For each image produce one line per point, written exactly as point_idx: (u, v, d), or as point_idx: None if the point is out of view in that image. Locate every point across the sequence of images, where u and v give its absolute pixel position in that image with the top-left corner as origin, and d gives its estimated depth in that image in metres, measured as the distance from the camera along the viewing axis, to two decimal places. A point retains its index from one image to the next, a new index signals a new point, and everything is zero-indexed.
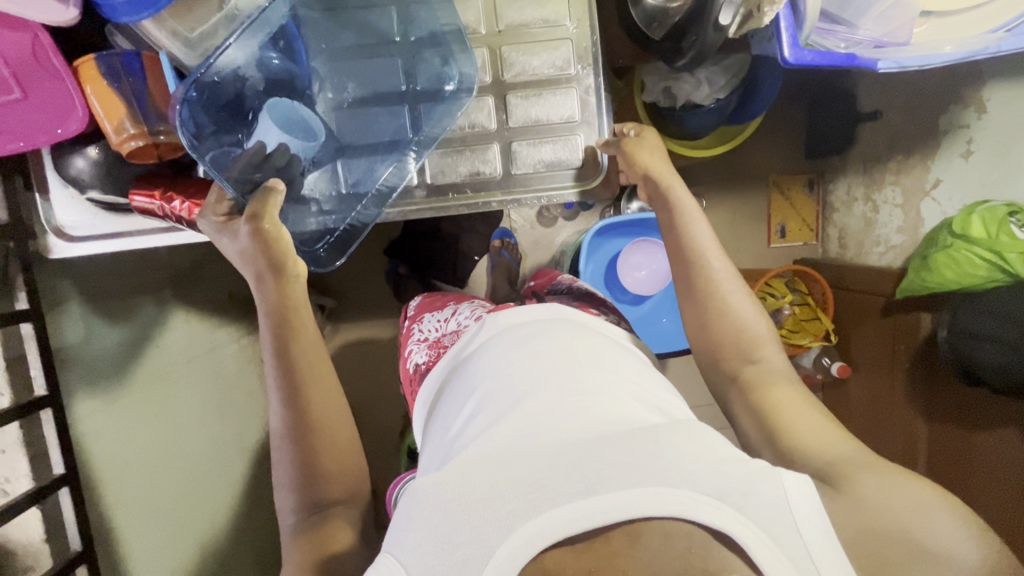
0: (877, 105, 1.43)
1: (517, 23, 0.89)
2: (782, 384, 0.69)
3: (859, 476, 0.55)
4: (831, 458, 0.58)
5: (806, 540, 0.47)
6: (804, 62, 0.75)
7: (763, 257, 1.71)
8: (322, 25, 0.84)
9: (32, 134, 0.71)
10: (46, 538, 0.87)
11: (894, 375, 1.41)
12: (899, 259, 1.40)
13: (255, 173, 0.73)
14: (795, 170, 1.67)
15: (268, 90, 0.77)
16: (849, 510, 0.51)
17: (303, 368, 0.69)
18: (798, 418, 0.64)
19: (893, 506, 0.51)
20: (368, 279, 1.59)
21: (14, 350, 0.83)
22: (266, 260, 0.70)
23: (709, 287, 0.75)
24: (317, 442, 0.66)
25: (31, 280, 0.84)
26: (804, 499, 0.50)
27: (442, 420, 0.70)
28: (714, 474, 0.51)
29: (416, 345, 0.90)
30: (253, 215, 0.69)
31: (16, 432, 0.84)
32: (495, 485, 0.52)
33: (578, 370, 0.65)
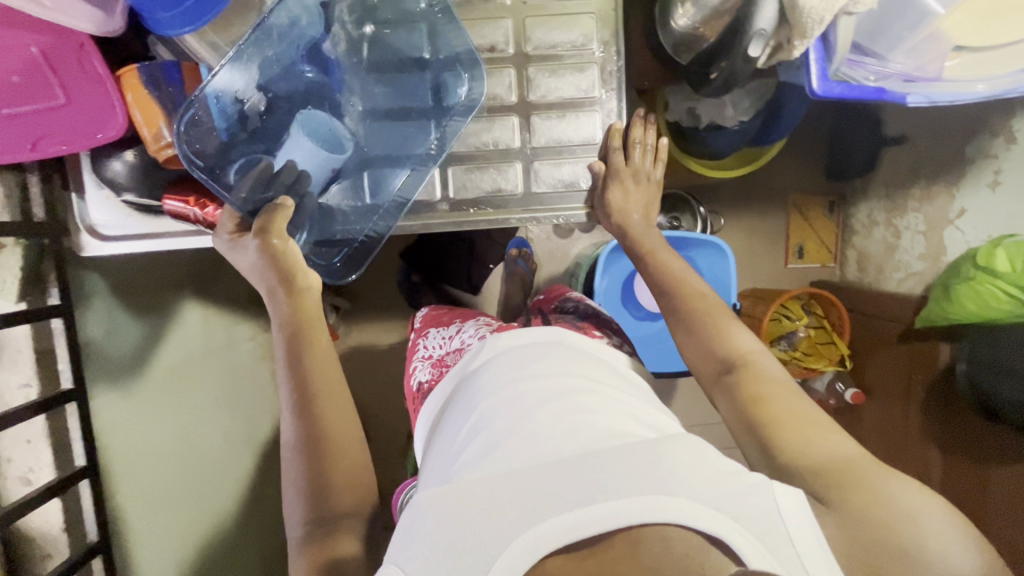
0: (902, 129, 1.43)
1: (544, 45, 0.89)
2: (767, 378, 0.67)
3: (855, 494, 0.54)
4: (832, 467, 0.57)
5: (798, 549, 0.50)
6: (832, 94, 0.75)
7: (778, 276, 1.70)
8: (363, 38, 0.86)
9: (74, 139, 0.72)
10: (65, 529, 0.90)
11: (908, 403, 1.40)
12: (919, 286, 1.38)
13: (264, 192, 0.78)
14: (817, 192, 1.66)
15: (269, 109, 0.81)
16: (843, 531, 0.52)
17: (314, 376, 0.69)
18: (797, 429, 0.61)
19: (889, 524, 0.52)
20: (384, 283, 1.60)
21: (45, 346, 0.86)
22: (277, 273, 0.74)
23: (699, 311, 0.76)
24: (325, 450, 0.65)
25: (63, 277, 0.87)
26: (795, 505, 0.53)
27: (440, 435, 0.69)
28: (709, 483, 0.53)
29: (421, 362, 0.91)
30: (263, 230, 0.74)
31: (41, 424, 0.87)
32: (497, 494, 0.53)
33: (578, 389, 0.65)
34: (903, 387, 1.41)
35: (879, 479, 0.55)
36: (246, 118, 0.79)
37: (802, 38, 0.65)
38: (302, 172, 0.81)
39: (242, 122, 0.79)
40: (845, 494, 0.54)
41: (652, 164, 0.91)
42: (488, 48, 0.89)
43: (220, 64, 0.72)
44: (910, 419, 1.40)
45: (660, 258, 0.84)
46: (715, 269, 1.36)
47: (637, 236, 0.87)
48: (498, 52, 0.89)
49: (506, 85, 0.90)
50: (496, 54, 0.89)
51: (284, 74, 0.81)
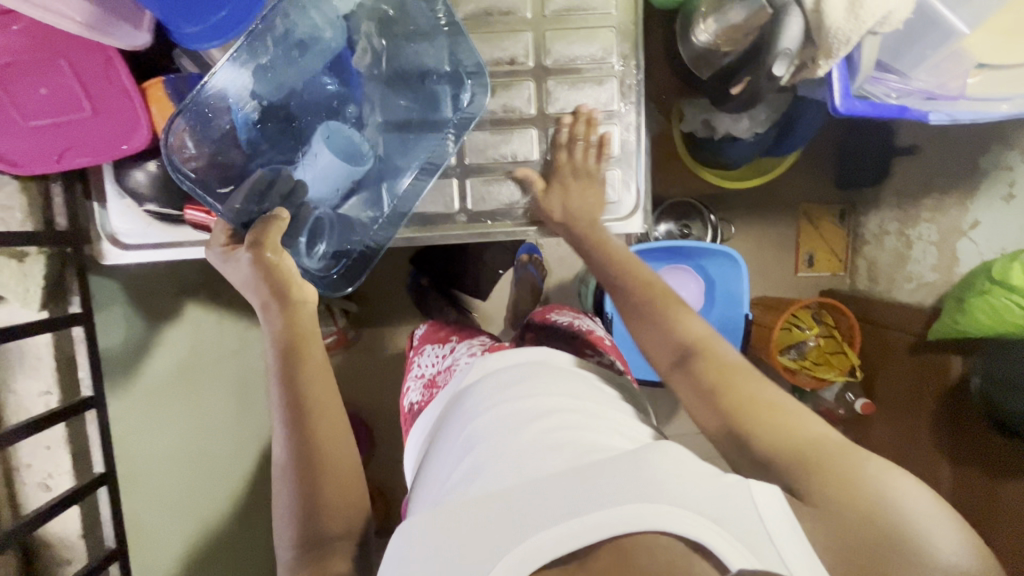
0: (915, 139, 1.43)
1: (564, 58, 0.89)
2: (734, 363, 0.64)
3: (832, 482, 0.52)
4: (806, 455, 0.55)
5: (778, 547, 0.49)
6: (855, 113, 0.74)
7: (787, 284, 1.69)
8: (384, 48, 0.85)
9: (100, 150, 0.73)
10: (82, 535, 0.91)
11: (919, 415, 1.39)
12: (930, 297, 1.38)
13: (258, 202, 0.77)
14: (824, 201, 1.64)
15: (270, 119, 0.81)
16: (824, 524, 0.50)
17: (308, 394, 0.67)
18: (766, 414, 0.58)
19: (872, 513, 0.49)
20: (392, 287, 1.60)
21: (66, 353, 0.87)
22: (270, 288, 0.71)
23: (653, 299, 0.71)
24: (320, 471, 0.64)
25: (83, 286, 0.88)
26: (772, 508, 0.52)
27: (433, 459, 0.69)
28: (691, 488, 0.53)
29: (413, 381, 0.92)
30: (254, 242, 0.71)
31: (62, 430, 0.88)
32: (484, 517, 0.53)
33: (565, 406, 0.65)
34: (914, 399, 1.41)
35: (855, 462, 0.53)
36: (263, 128, 0.81)
37: (827, 57, 0.66)
38: (297, 181, 0.81)
39: (234, 135, 0.78)
40: (820, 484, 0.52)
41: (595, 163, 0.87)
42: (507, 61, 0.89)
43: (209, 72, 0.72)
44: (920, 431, 1.39)
45: (609, 245, 0.79)
46: (727, 281, 1.35)
47: (583, 231, 0.82)
48: (518, 64, 0.89)
49: (525, 98, 0.90)
50: (516, 66, 0.89)
51: (308, 88, 0.83)
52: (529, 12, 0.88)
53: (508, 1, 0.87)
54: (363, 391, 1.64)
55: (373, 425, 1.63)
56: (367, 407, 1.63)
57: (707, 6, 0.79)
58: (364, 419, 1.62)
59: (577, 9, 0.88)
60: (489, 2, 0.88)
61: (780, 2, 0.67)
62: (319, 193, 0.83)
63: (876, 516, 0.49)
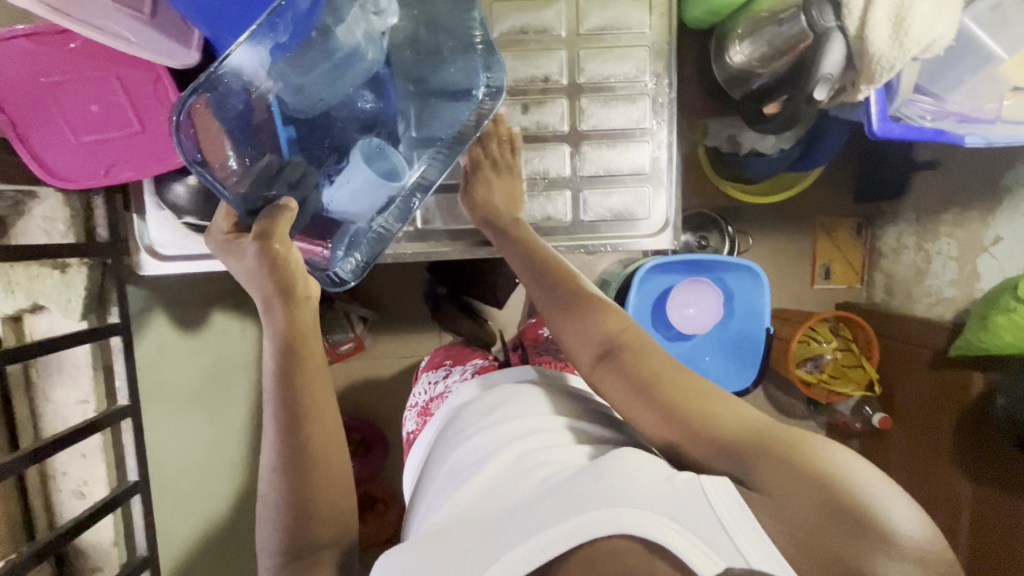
0: (934, 155, 1.39)
1: (598, 76, 0.90)
2: (658, 352, 0.65)
3: (774, 462, 0.51)
4: (746, 440, 0.54)
5: (733, 538, 0.47)
6: (892, 136, 0.74)
7: (804, 297, 1.65)
8: (412, 63, 0.85)
9: (145, 165, 0.75)
10: (115, 543, 0.93)
11: (940, 431, 1.37)
12: (950, 313, 1.35)
13: (267, 190, 0.77)
14: (841, 214, 1.62)
15: (308, 130, 0.80)
16: (773, 509, 0.48)
17: (305, 396, 0.67)
18: (703, 405, 0.59)
19: (813, 494, 0.47)
20: (407, 296, 1.60)
21: (104, 362, 0.89)
22: (275, 284, 0.70)
23: (580, 293, 0.72)
24: (310, 474, 0.65)
25: (122, 296, 0.89)
26: (727, 502, 0.49)
27: (426, 492, 0.72)
28: (652, 488, 0.52)
29: (409, 412, 0.96)
30: (263, 233, 0.71)
31: (98, 439, 0.90)
32: (459, 539, 0.55)
33: (541, 429, 0.67)
34: (931, 413, 1.39)
35: (796, 438, 0.52)
36: (301, 141, 0.80)
37: (868, 83, 0.67)
38: (305, 170, 0.81)
39: (241, 116, 0.73)
40: (761, 465, 0.51)
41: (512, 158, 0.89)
42: (541, 79, 0.90)
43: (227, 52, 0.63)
44: (940, 449, 1.37)
45: (539, 243, 0.80)
46: (748, 296, 1.32)
47: (505, 224, 0.84)
48: (553, 83, 0.90)
49: (559, 115, 0.91)
50: (550, 84, 0.90)
51: (343, 107, 0.82)
52: (563, 31, 0.89)
53: (543, 19, 0.88)
54: (379, 400, 1.64)
55: (388, 433, 1.64)
56: (383, 415, 1.63)
57: (743, 28, 0.82)
58: (380, 427, 1.62)
59: (611, 27, 0.89)
60: (524, 21, 0.89)
61: (823, 27, 0.66)
62: (346, 207, 0.83)
63: (822, 489, 0.47)
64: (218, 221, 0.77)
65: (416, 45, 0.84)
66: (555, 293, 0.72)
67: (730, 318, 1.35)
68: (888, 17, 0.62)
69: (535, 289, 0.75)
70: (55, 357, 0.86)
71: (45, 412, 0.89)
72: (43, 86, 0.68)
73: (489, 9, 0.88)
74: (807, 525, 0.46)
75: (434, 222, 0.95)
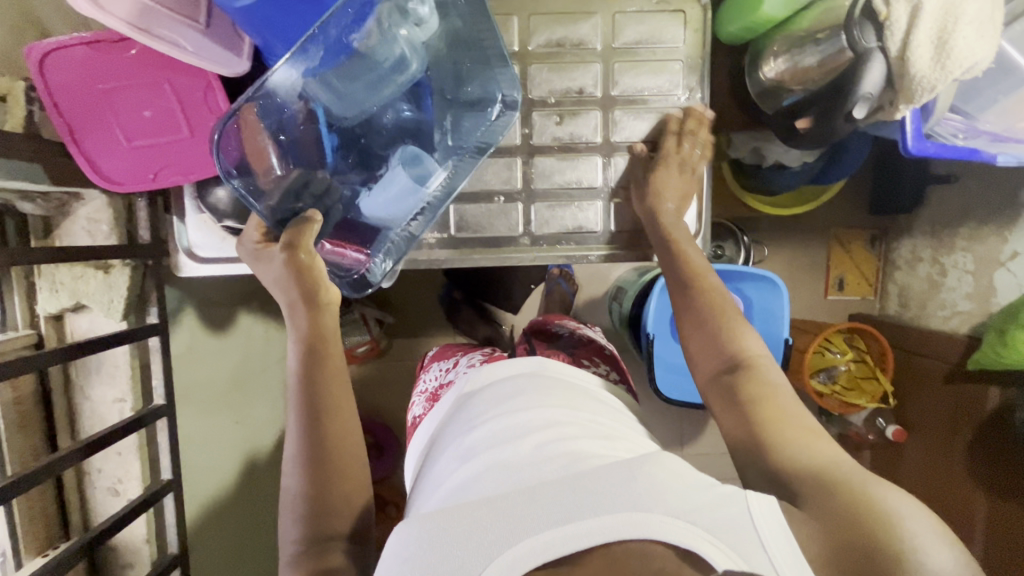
0: (951, 168, 1.36)
1: (631, 89, 0.92)
2: (779, 387, 0.68)
3: (832, 495, 0.54)
4: (816, 471, 0.58)
5: (770, 553, 0.49)
6: (926, 153, 0.77)
7: (818, 308, 1.64)
8: (449, 69, 0.83)
9: (190, 169, 0.76)
10: (147, 539, 0.96)
11: (951, 445, 1.36)
12: (966, 326, 1.34)
13: (295, 202, 0.79)
14: (855, 225, 1.60)
15: (346, 139, 0.81)
16: (818, 523, 0.52)
17: (325, 396, 0.69)
18: (784, 434, 0.63)
19: (863, 517, 0.51)
20: (423, 299, 1.60)
21: (142, 360, 0.92)
22: (300, 290, 0.74)
23: (716, 309, 0.75)
24: (330, 469, 0.66)
25: (161, 297, 0.92)
26: (770, 521, 0.52)
27: (431, 473, 0.70)
28: (692, 498, 0.54)
29: (418, 397, 0.95)
30: (288, 245, 0.74)
31: (134, 437, 0.93)
32: (477, 519, 0.53)
33: (561, 421, 0.67)
34: (948, 430, 1.36)
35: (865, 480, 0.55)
36: (343, 147, 0.81)
37: (908, 102, 0.71)
38: (331, 185, 0.81)
39: (284, 122, 0.75)
40: (818, 493, 0.55)
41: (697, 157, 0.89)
42: (576, 91, 0.92)
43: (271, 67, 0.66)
44: (955, 465, 1.35)
45: (685, 248, 0.82)
46: (769, 306, 1.31)
47: (667, 224, 0.85)
48: (587, 95, 0.92)
49: (592, 126, 0.92)
50: (584, 96, 0.92)
51: (385, 112, 0.82)
52: (599, 44, 0.90)
53: (579, 33, 0.90)
54: (392, 402, 1.64)
55: (401, 435, 1.65)
56: (397, 418, 1.64)
57: (779, 44, 0.85)
58: (394, 431, 1.62)
59: (645, 42, 0.90)
60: (560, 34, 0.90)
61: (864, 48, 0.70)
62: (381, 212, 0.84)
63: (875, 523, 0.50)
64: (250, 230, 0.81)
65: (456, 53, 0.82)
66: (693, 304, 0.76)
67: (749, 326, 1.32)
68: (931, 39, 0.66)
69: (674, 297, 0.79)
70: (95, 357, 0.90)
71: (83, 410, 0.93)
72: (99, 92, 0.70)
73: (527, 22, 0.89)
74: (846, 549, 0.50)
75: (467, 229, 0.94)
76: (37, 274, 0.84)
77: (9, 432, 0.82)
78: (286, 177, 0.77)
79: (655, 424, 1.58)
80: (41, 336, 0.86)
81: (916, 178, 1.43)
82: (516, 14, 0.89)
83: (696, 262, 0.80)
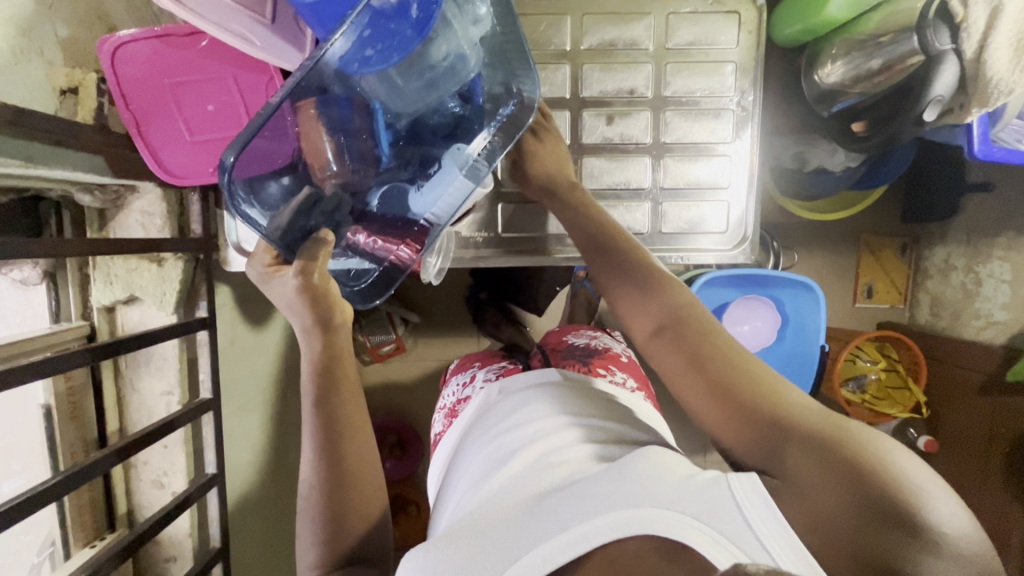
0: (988, 176, 1.33)
1: (683, 91, 0.91)
2: (728, 338, 0.62)
3: (818, 455, 0.47)
4: (790, 428, 0.51)
5: (759, 535, 0.45)
6: (993, 158, 0.78)
7: (847, 317, 1.61)
8: (499, 60, 0.79)
9: None
10: (191, 534, 0.97)
11: (987, 459, 1.32)
12: (1002, 337, 1.32)
13: (306, 219, 0.75)
14: (887, 232, 1.57)
15: (402, 142, 0.80)
16: (795, 498, 0.46)
17: (342, 417, 0.68)
18: (766, 394, 0.55)
19: (844, 484, 0.44)
20: (449, 299, 1.59)
21: (190, 355, 0.93)
22: (314, 315, 0.69)
23: (645, 267, 0.70)
24: (349, 487, 0.66)
25: (210, 291, 0.93)
26: (751, 496, 0.47)
27: (451, 488, 0.71)
28: (674, 489, 0.51)
29: (438, 414, 0.93)
30: (303, 268, 0.68)
31: (180, 431, 0.94)
32: (481, 540, 0.54)
33: (567, 428, 0.66)
34: (982, 442, 1.33)
35: (850, 433, 0.48)
36: (397, 147, 0.80)
37: (981, 105, 0.72)
38: (342, 198, 0.78)
39: (343, 122, 0.74)
40: (794, 458, 0.49)
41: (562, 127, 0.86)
42: (627, 92, 0.91)
43: (323, 47, 0.63)
44: (988, 479, 1.31)
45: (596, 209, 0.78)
46: (803, 311, 1.28)
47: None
48: (638, 96, 0.91)
49: (641, 127, 0.92)
50: (635, 97, 0.91)
51: (434, 112, 0.80)
52: (652, 45, 0.90)
53: (632, 34, 0.90)
54: (415, 402, 1.63)
55: (423, 437, 1.64)
56: (421, 417, 1.63)
57: (838, 48, 0.85)
58: (417, 430, 1.62)
59: (699, 43, 0.90)
60: (614, 35, 0.90)
61: (936, 49, 0.71)
62: (426, 209, 0.81)
63: (859, 488, 0.43)
64: (258, 254, 0.74)
65: (500, 51, 0.78)
66: (618, 264, 0.70)
67: (781, 341, 1.30)
68: (1009, 42, 0.66)
69: (593, 259, 0.73)
70: (144, 350, 0.90)
71: (131, 403, 0.93)
72: (166, 85, 0.72)
73: (580, 22, 0.89)
74: (825, 525, 0.44)
75: (513, 230, 0.95)
76: (91, 266, 0.85)
77: (61, 422, 0.84)
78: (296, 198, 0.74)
79: (680, 427, 1.57)
80: (93, 327, 0.87)
81: (951, 187, 1.41)
82: (570, 14, 0.89)
83: (603, 221, 0.76)
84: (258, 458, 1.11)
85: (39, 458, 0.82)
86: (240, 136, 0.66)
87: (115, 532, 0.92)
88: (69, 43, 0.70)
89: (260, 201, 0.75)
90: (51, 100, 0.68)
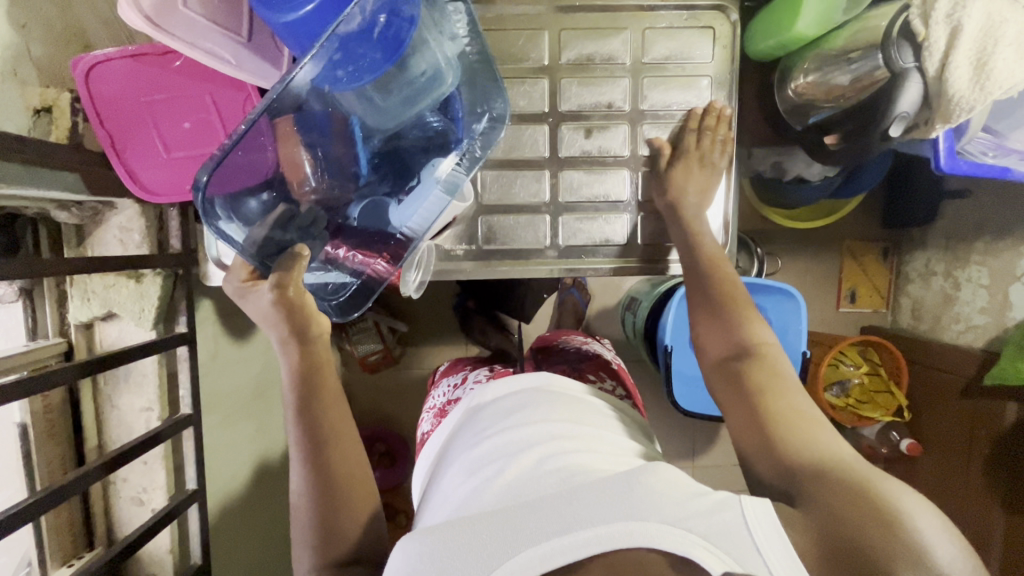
0: (965, 183, 1.35)
1: (660, 105, 0.92)
2: (787, 380, 0.67)
3: (839, 489, 0.53)
4: (817, 467, 0.57)
5: (765, 557, 0.49)
6: (959, 171, 0.80)
7: (830, 321, 1.64)
8: (479, 76, 0.80)
9: None
10: (171, 550, 0.96)
11: (968, 462, 1.33)
12: (980, 341, 1.33)
13: (281, 234, 0.74)
14: (868, 238, 1.60)
15: (381, 155, 0.81)
16: (810, 518, 0.51)
17: (325, 425, 0.68)
18: (803, 436, 0.61)
19: (861, 515, 0.50)
20: (437, 307, 1.60)
21: (169, 369, 0.93)
22: (290, 327, 0.70)
23: (732, 302, 0.75)
24: (338, 496, 0.65)
25: (190, 306, 0.93)
26: (761, 519, 0.51)
27: (438, 487, 0.70)
28: (684, 504, 0.53)
29: (427, 413, 0.94)
30: (278, 283, 0.70)
31: (160, 447, 0.93)
32: (475, 532, 0.53)
33: (563, 435, 0.66)
34: (962, 445, 1.35)
35: (873, 479, 0.53)
36: (376, 161, 0.80)
37: (944, 121, 0.74)
38: (319, 213, 0.78)
39: (320, 137, 0.74)
40: (815, 489, 0.54)
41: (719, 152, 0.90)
42: (604, 105, 0.92)
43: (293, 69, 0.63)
44: (970, 482, 1.33)
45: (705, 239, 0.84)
46: (786, 317, 1.29)
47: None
48: (616, 109, 0.92)
49: (620, 140, 0.93)
50: (613, 111, 0.92)
51: (412, 127, 0.80)
52: (628, 59, 0.91)
53: (609, 48, 0.91)
54: (403, 411, 1.63)
55: (411, 445, 1.63)
56: (409, 425, 1.63)
57: (809, 63, 0.87)
58: (404, 439, 1.61)
59: (675, 58, 0.91)
60: (591, 49, 0.91)
61: (900, 67, 0.74)
62: (405, 221, 0.83)
63: (873, 522, 0.49)
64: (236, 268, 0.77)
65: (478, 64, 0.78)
66: (704, 296, 0.77)
67: None
68: (969, 61, 0.68)
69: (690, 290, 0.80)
70: (123, 367, 0.90)
71: (109, 420, 0.93)
72: (142, 104, 0.72)
73: (558, 37, 0.90)
74: (836, 546, 0.48)
75: (494, 241, 0.95)
76: (68, 283, 0.84)
77: (38, 440, 0.83)
78: (273, 214, 0.74)
79: (667, 433, 1.58)
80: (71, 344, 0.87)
81: (928, 194, 1.43)
82: (547, 29, 0.90)
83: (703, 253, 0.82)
84: (242, 471, 1.10)
85: (14, 477, 0.82)
86: (216, 153, 0.65)
87: (93, 550, 0.92)
88: (42, 62, 0.70)
89: (240, 216, 0.73)
90: (24, 119, 0.68)
